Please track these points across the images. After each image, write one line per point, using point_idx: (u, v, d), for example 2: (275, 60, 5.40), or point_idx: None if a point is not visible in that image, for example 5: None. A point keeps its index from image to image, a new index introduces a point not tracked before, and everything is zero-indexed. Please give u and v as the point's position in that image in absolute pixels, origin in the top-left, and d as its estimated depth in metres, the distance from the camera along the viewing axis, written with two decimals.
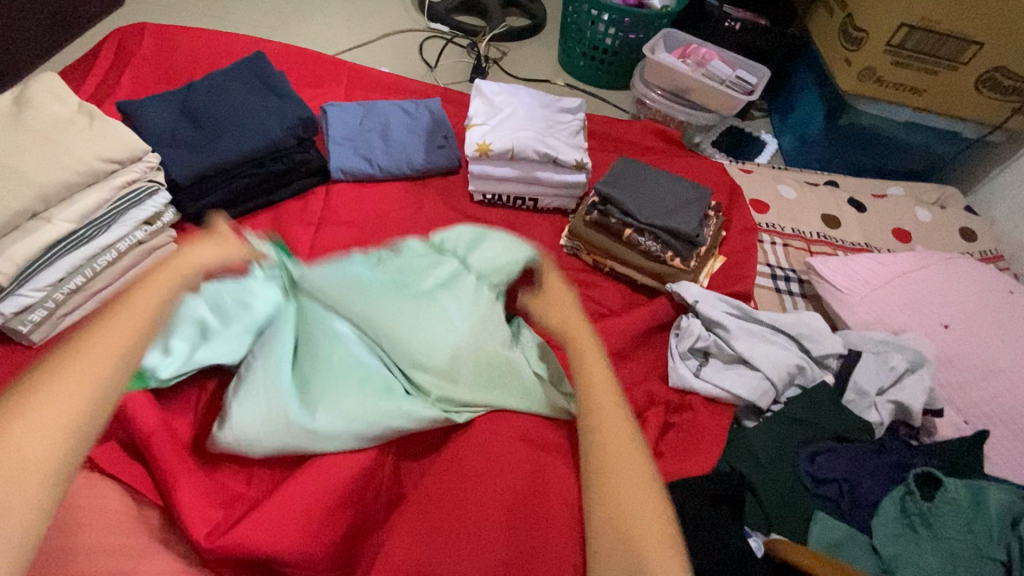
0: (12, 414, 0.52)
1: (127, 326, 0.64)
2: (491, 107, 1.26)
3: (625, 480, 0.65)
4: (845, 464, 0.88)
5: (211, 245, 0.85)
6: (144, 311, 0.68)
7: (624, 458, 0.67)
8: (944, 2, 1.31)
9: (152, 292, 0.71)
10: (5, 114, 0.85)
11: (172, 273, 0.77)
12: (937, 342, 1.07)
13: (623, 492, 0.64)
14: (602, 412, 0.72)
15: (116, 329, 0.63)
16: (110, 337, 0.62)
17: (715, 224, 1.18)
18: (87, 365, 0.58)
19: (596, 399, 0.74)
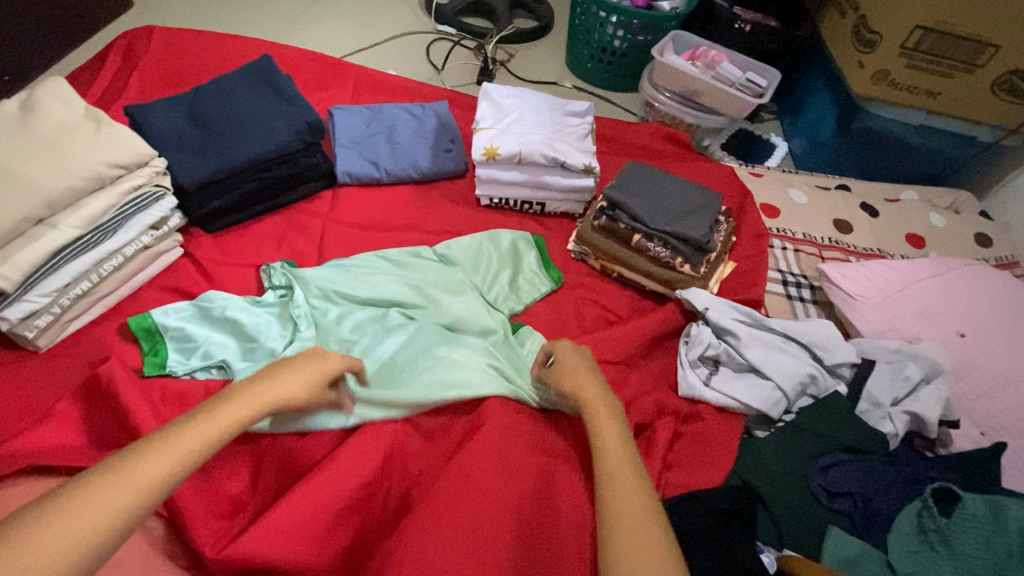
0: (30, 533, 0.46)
1: (158, 476, 0.53)
2: (499, 111, 1.25)
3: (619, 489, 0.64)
4: (859, 477, 0.86)
5: (307, 376, 0.70)
6: (192, 453, 0.56)
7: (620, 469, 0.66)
8: (959, 4, 1.28)
9: (215, 426, 0.59)
10: (11, 119, 0.85)
11: (252, 407, 0.63)
12: (953, 351, 1.05)
13: (619, 500, 0.62)
14: (601, 428, 0.72)
15: (143, 476, 0.52)
16: (130, 489, 0.51)
17: (725, 230, 1.17)
18: (88, 524, 0.48)
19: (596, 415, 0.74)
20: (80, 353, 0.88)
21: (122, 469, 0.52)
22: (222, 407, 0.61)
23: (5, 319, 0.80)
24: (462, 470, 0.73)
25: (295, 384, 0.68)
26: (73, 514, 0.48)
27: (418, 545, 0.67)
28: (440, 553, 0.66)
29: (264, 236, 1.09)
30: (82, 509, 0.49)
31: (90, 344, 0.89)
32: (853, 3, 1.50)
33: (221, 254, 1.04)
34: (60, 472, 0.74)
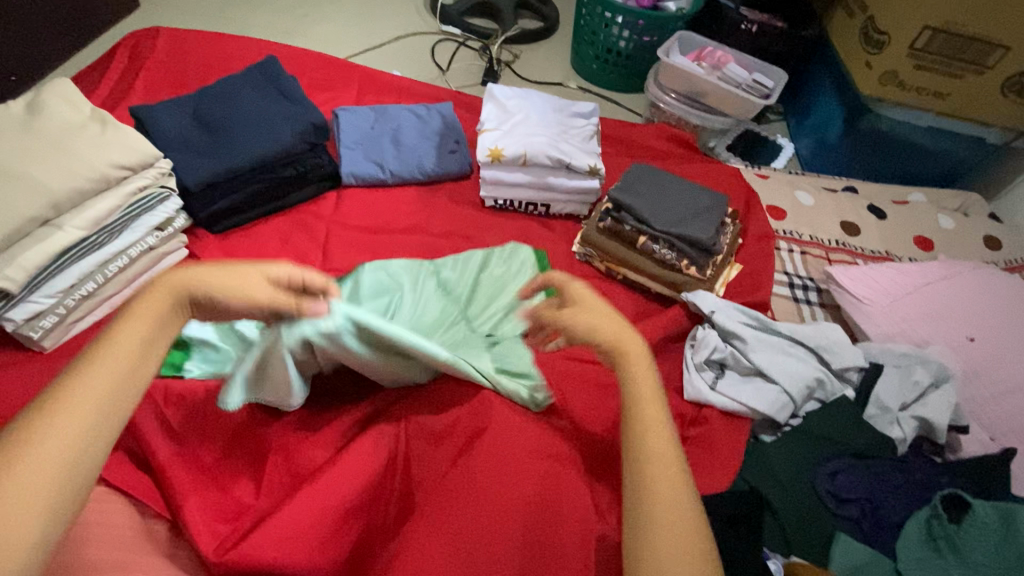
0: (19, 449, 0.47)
1: (104, 393, 0.52)
2: (504, 112, 1.24)
3: (661, 483, 0.59)
4: (866, 483, 0.86)
5: (227, 274, 0.65)
6: (125, 366, 0.55)
7: (661, 456, 0.61)
8: (970, 4, 1.27)
9: (147, 322, 0.59)
10: (17, 121, 0.85)
11: (170, 296, 0.62)
12: (962, 355, 1.04)
13: (661, 498, 0.58)
14: (642, 402, 0.66)
15: (88, 396, 0.51)
16: (78, 410, 0.50)
17: (731, 232, 1.16)
18: (55, 449, 0.47)
19: (633, 386, 0.68)
20: None
21: (59, 398, 0.51)
22: (131, 322, 0.58)
23: (10, 320, 0.80)
24: (466, 474, 0.73)
25: (218, 283, 0.64)
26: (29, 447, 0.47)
27: (424, 547, 0.67)
28: (444, 556, 0.67)
29: (269, 237, 1.09)
30: (36, 439, 0.47)
31: None
32: (861, 3, 1.49)
33: (226, 255, 1.04)
34: None
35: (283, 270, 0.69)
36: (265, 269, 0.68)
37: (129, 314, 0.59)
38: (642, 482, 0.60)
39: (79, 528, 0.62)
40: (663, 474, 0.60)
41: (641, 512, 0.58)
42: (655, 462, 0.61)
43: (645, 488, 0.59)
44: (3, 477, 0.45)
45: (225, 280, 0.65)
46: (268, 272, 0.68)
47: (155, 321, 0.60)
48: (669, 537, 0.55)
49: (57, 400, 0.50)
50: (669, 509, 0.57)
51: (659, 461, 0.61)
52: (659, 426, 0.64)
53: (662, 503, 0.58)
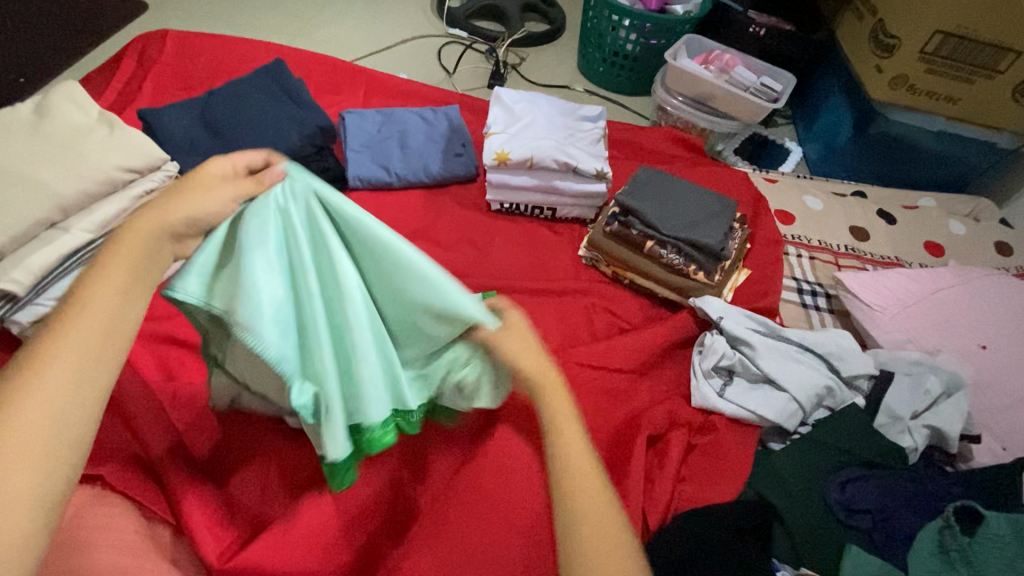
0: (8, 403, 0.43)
1: (96, 335, 0.48)
2: (511, 115, 1.24)
3: (592, 524, 0.56)
4: (878, 494, 0.84)
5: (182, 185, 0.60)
6: (115, 309, 0.50)
7: (588, 495, 0.58)
8: (981, 8, 1.26)
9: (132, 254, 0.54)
10: (25, 123, 0.85)
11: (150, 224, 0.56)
12: (974, 363, 1.02)
13: (594, 538, 0.55)
14: (563, 431, 0.62)
15: (79, 337, 0.47)
16: (69, 356, 0.46)
17: (739, 237, 1.15)
18: (47, 395, 0.44)
19: (554, 412, 0.63)
20: None
21: (48, 342, 0.47)
22: (118, 260, 0.53)
23: (17, 322, 0.79)
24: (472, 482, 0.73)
25: (188, 201, 0.59)
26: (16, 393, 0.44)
27: (432, 553, 0.67)
28: (450, 562, 0.67)
29: None
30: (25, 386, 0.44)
31: None
32: (871, 7, 1.48)
33: None
34: None
35: (229, 161, 0.64)
36: (218, 164, 0.63)
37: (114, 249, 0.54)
38: (573, 524, 0.56)
39: (80, 533, 0.62)
40: (591, 513, 0.56)
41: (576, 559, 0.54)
42: (585, 502, 0.57)
43: (576, 532, 0.55)
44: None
45: (191, 195, 0.59)
46: (212, 167, 0.63)
47: (145, 257, 0.55)
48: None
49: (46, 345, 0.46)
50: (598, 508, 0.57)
51: (591, 502, 0.57)
52: (583, 456, 0.60)
53: (596, 549, 0.54)
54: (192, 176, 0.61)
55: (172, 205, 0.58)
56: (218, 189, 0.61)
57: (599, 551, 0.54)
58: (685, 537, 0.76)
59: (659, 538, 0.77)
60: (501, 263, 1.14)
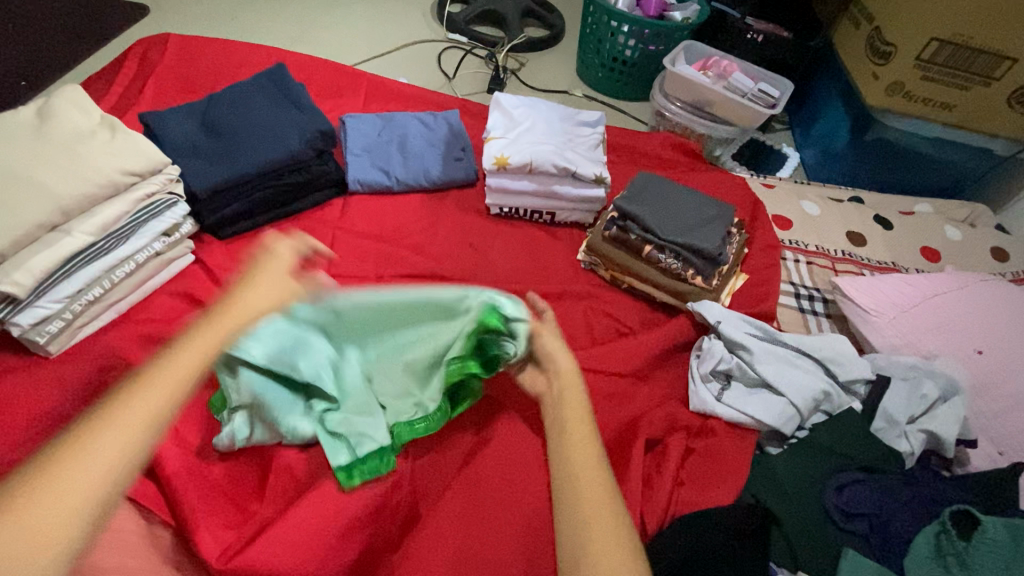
0: (105, 419, 0.53)
1: (146, 414, 0.54)
2: (510, 120, 1.25)
3: (591, 499, 0.60)
4: (875, 498, 0.84)
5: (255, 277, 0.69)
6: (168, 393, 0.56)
7: (589, 474, 0.62)
8: (976, 16, 1.28)
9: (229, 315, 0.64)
10: (27, 127, 0.85)
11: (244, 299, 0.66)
12: (971, 368, 1.03)
13: (594, 513, 0.59)
14: (571, 421, 0.69)
15: (133, 415, 0.53)
16: (122, 431, 0.52)
17: (737, 242, 1.15)
18: (88, 468, 0.49)
19: (567, 407, 0.70)
20: (88, 359, 0.87)
21: (111, 413, 0.54)
22: (198, 333, 0.61)
23: (17, 324, 0.80)
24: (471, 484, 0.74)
25: (256, 292, 0.67)
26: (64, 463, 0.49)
27: None
28: (449, 561, 0.69)
29: None
30: (77, 454, 0.50)
31: (101, 349, 0.89)
32: (868, 14, 1.50)
33: (233, 261, 1.04)
34: None
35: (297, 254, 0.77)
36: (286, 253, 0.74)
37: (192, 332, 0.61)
38: (573, 498, 0.60)
39: None
40: (591, 490, 0.61)
41: (573, 529, 0.58)
42: (587, 481, 0.62)
43: (577, 506, 0.59)
44: (90, 437, 0.51)
45: (259, 283, 0.69)
46: (286, 254, 0.74)
47: (213, 343, 0.61)
48: (604, 551, 0.55)
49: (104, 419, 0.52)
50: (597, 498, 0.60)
51: (591, 480, 0.62)
52: (590, 453, 0.65)
53: (592, 520, 0.58)
54: (267, 263, 0.72)
55: (241, 292, 0.67)
56: (282, 279, 0.70)
57: (596, 522, 0.58)
58: (684, 539, 0.77)
59: (657, 542, 0.78)
60: (500, 267, 1.15)
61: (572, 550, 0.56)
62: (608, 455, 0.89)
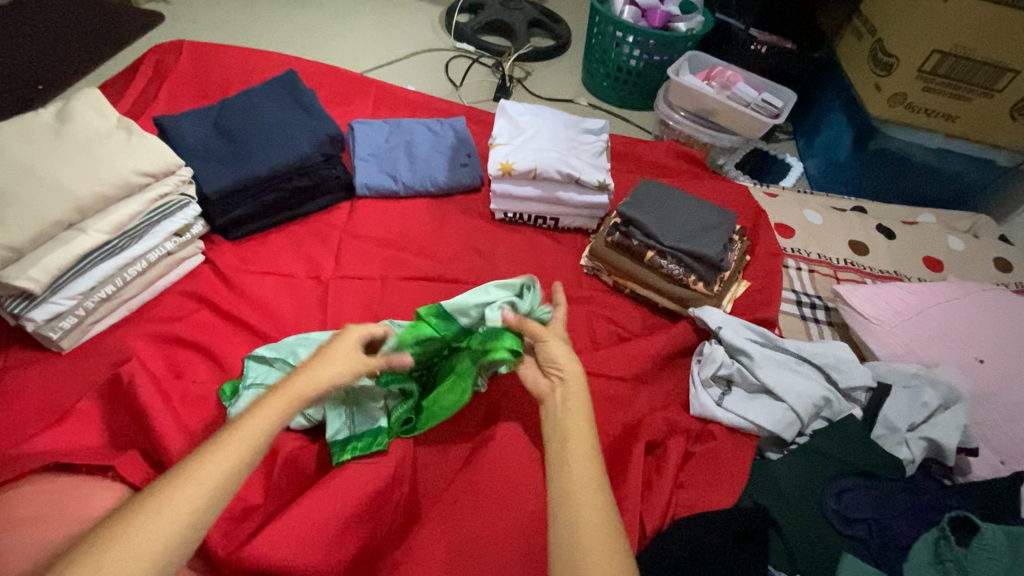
0: (175, 478, 0.55)
1: (212, 482, 0.56)
2: (515, 127, 1.27)
3: (586, 510, 0.61)
4: (874, 504, 0.84)
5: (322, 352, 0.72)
6: (236, 462, 0.58)
7: (584, 484, 0.63)
8: (977, 30, 1.29)
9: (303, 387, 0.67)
10: (47, 129, 0.88)
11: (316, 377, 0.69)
12: (973, 377, 1.03)
13: (586, 525, 0.60)
14: (572, 430, 0.70)
15: (199, 482, 0.55)
16: (186, 499, 0.54)
17: (739, 248, 1.16)
18: (162, 525, 0.52)
19: (569, 414, 0.72)
20: (99, 355, 0.89)
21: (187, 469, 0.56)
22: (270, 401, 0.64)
23: (31, 320, 0.81)
24: (470, 480, 0.75)
25: (324, 369, 0.69)
26: (138, 524, 0.51)
27: (433, 542, 0.70)
28: (449, 561, 0.68)
29: (283, 246, 1.11)
30: (146, 518, 0.52)
31: (110, 345, 0.90)
32: (870, 25, 1.51)
33: (241, 262, 1.06)
34: (80, 471, 0.72)
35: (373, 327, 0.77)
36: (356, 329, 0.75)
37: (261, 401, 0.64)
38: (568, 508, 0.61)
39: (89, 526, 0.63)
40: (586, 501, 0.62)
41: (570, 538, 0.59)
42: (583, 492, 0.63)
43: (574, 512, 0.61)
44: (163, 496, 0.54)
45: (331, 356, 0.72)
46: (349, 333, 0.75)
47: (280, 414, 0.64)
48: (598, 558, 0.57)
49: (171, 485, 0.54)
50: (589, 510, 0.61)
51: (586, 491, 0.63)
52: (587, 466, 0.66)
53: (588, 532, 0.59)
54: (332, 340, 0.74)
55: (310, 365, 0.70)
56: (349, 352, 0.73)
57: (591, 534, 0.59)
58: (681, 540, 0.78)
59: (657, 541, 0.79)
60: (504, 271, 1.16)
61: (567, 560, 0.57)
62: (609, 457, 0.90)
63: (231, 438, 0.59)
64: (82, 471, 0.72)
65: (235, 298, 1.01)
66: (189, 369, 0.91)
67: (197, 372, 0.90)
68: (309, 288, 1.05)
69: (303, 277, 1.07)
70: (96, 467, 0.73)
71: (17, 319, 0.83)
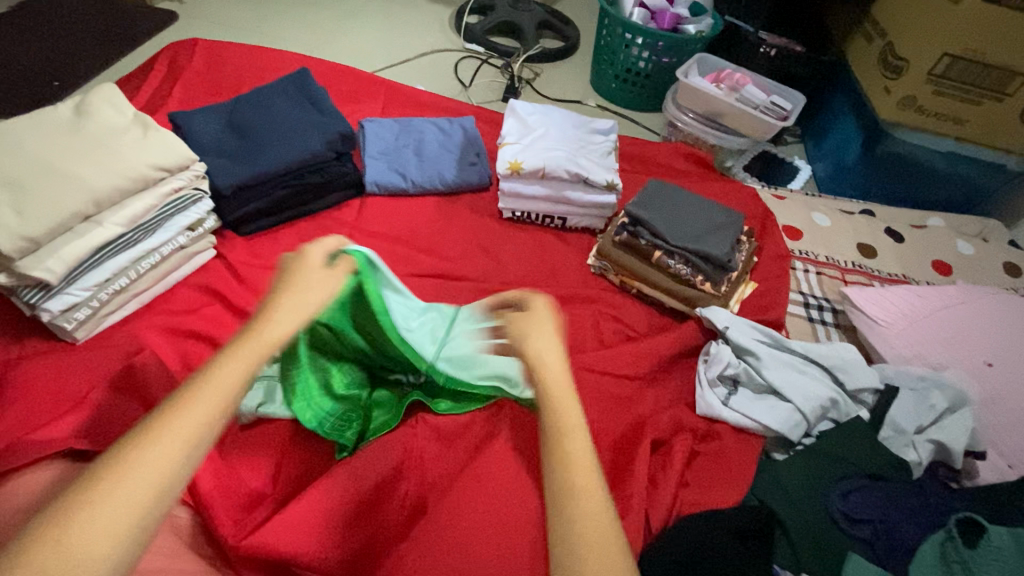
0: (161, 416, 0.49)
1: (204, 420, 0.50)
2: (524, 127, 1.27)
3: (586, 508, 0.52)
4: (880, 504, 0.84)
5: (291, 282, 0.64)
6: (226, 396, 0.52)
7: (580, 447, 0.56)
8: (987, 34, 1.30)
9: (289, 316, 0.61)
10: (65, 122, 0.89)
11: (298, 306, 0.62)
12: (980, 379, 1.04)
13: (588, 530, 0.50)
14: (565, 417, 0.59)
15: (177, 432, 0.48)
16: (159, 454, 0.47)
17: (746, 249, 1.16)
18: (155, 465, 0.46)
19: (557, 399, 0.60)
20: (112, 346, 0.90)
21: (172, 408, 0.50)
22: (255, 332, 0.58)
23: (47, 310, 0.83)
24: (473, 475, 0.76)
25: (299, 297, 0.62)
26: (126, 467, 0.46)
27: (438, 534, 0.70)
28: (454, 551, 0.68)
29: (294, 242, 1.12)
30: (117, 481, 0.45)
31: (123, 337, 0.91)
32: (880, 29, 1.52)
33: (252, 257, 1.08)
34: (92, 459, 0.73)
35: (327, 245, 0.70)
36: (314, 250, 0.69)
37: (246, 333, 0.58)
38: (562, 473, 0.54)
39: None
40: (585, 501, 0.52)
41: (562, 507, 0.52)
42: (579, 455, 0.55)
43: (569, 515, 0.51)
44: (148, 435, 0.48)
45: (304, 291, 0.63)
46: (308, 256, 0.68)
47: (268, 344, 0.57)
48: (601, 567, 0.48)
49: (140, 444, 0.47)
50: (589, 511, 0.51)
51: (582, 465, 0.55)
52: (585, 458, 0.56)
53: (586, 511, 0.51)
54: (295, 266, 0.66)
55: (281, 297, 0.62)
56: (318, 276, 0.66)
57: (590, 505, 0.52)
58: (686, 537, 0.78)
59: (661, 539, 0.79)
60: (512, 270, 1.17)
61: (560, 533, 0.50)
62: (615, 455, 0.90)
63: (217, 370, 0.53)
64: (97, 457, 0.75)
65: (246, 292, 1.02)
66: (200, 361, 0.92)
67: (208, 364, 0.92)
68: None
69: None
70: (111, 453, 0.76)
71: (33, 310, 0.84)
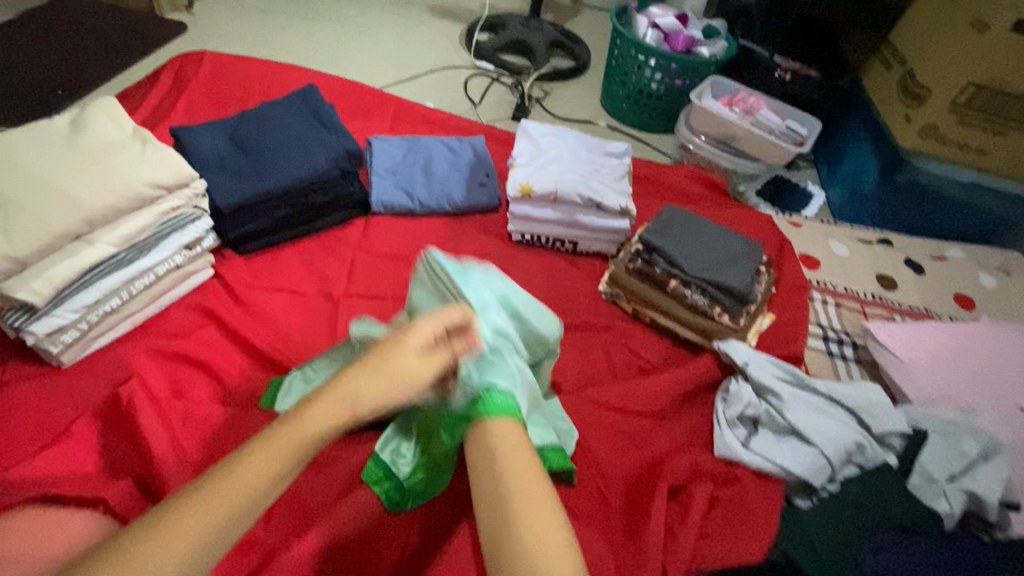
0: (189, 497, 0.47)
1: (228, 508, 0.47)
2: (536, 148, 1.24)
3: (532, 529, 0.49)
4: (912, 563, 0.78)
5: (372, 362, 0.56)
6: (256, 487, 0.48)
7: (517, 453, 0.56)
8: (1012, 63, 1.27)
9: (353, 402, 0.54)
10: (60, 136, 0.86)
11: (364, 396, 0.54)
12: (1012, 424, 0.99)
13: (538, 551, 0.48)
14: (503, 448, 0.56)
15: (196, 518, 0.46)
16: (186, 533, 0.45)
17: (766, 280, 1.12)
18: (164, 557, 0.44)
19: (494, 438, 0.57)
20: (99, 371, 0.85)
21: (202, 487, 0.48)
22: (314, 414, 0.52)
23: (32, 333, 0.78)
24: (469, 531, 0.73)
25: (375, 383, 0.55)
26: (134, 554, 0.43)
27: None
28: None
29: (294, 261, 1.08)
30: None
31: (111, 361, 0.86)
32: (900, 55, 1.49)
33: (250, 277, 1.03)
34: (67, 503, 0.67)
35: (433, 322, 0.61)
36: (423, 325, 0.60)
37: (305, 409, 0.53)
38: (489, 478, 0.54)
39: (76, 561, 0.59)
40: (531, 526, 0.49)
41: (495, 515, 0.51)
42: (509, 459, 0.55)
43: (515, 537, 0.49)
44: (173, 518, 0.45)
45: (386, 371, 0.56)
46: (415, 331, 0.59)
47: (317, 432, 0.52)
48: None
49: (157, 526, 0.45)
50: (536, 533, 0.49)
51: (522, 488, 0.52)
52: (526, 470, 0.54)
53: (534, 534, 0.49)
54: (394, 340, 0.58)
55: (360, 370, 0.55)
56: (411, 357, 0.58)
57: (521, 503, 0.51)
58: None
59: None
60: None
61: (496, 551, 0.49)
62: (625, 501, 0.86)
63: (260, 449, 0.50)
64: (72, 505, 0.67)
65: (243, 315, 0.98)
66: (190, 389, 0.87)
67: (200, 393, 0.87)
68: (319, 307, 1.02)
69: (314, 296, 1.03)
70: (86, 500, 0.68)
71: (17, 333, 0.80)
